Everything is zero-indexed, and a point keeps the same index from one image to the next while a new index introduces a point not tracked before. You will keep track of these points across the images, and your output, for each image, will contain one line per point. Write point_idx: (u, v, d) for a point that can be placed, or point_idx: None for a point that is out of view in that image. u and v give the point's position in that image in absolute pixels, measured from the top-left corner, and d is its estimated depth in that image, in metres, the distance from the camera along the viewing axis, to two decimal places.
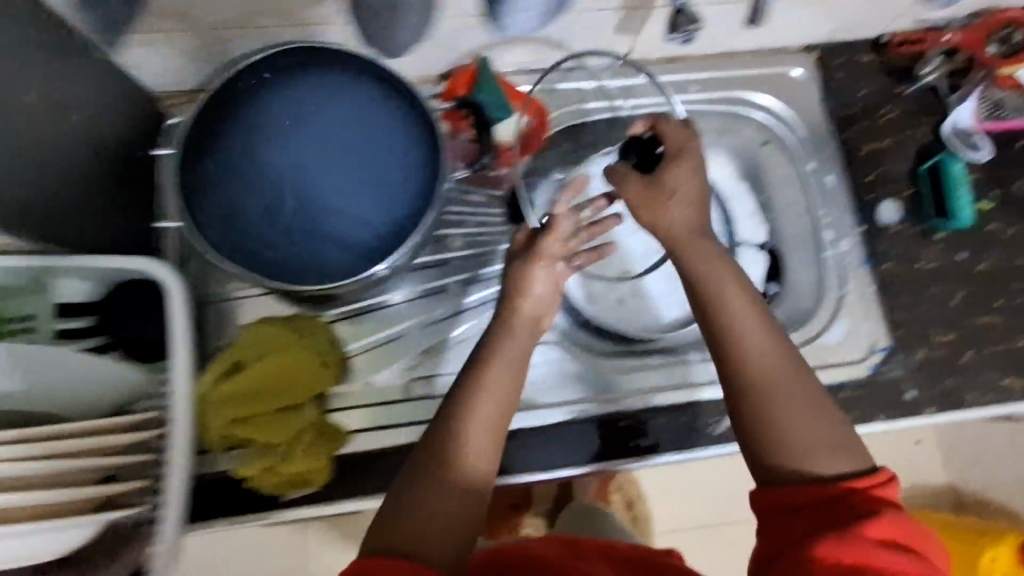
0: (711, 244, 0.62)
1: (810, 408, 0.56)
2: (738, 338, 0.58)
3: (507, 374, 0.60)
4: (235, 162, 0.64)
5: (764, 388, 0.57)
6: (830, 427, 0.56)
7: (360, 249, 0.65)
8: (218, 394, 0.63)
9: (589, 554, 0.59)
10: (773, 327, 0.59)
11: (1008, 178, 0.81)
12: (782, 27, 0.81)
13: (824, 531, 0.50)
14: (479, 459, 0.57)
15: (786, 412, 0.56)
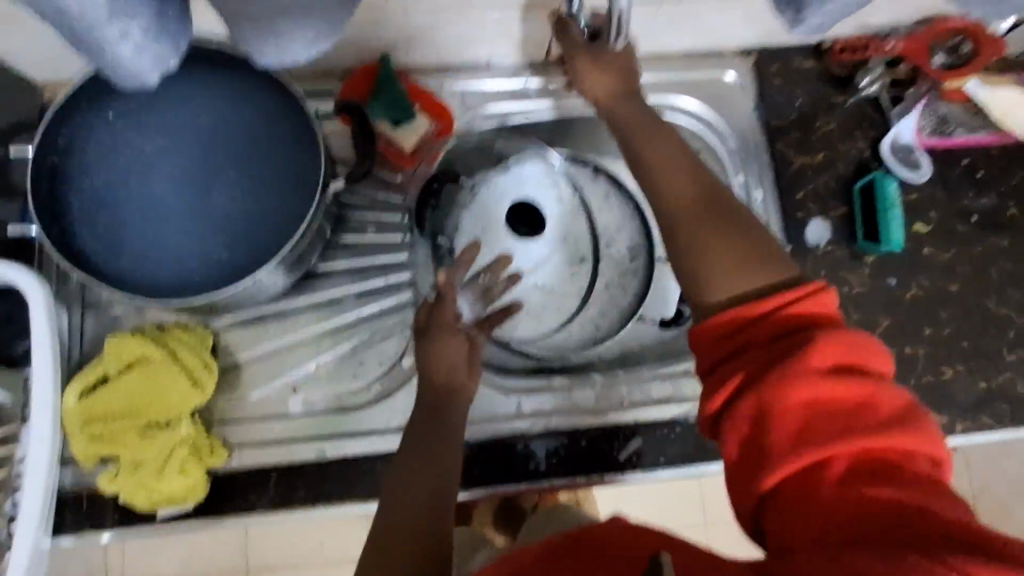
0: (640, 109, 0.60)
1: (739, 232, 0.50)
2: (657, 167, 0.55)
3: (437, 429, 0.59)
4: (105, 168, 0.62)
5: (680, 217, 0.52)
6: (759, 253, 0.49)
7: (228, 261, 0.62)
8: (84, 410, 0.62)
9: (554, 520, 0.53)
10: (696, 160, 0.56)
11: (944, 200, 0.79)
12: (713, 31, 0.76)
13: (763, 373, 0.42)
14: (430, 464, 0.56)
15: (708, 236, 0.50)
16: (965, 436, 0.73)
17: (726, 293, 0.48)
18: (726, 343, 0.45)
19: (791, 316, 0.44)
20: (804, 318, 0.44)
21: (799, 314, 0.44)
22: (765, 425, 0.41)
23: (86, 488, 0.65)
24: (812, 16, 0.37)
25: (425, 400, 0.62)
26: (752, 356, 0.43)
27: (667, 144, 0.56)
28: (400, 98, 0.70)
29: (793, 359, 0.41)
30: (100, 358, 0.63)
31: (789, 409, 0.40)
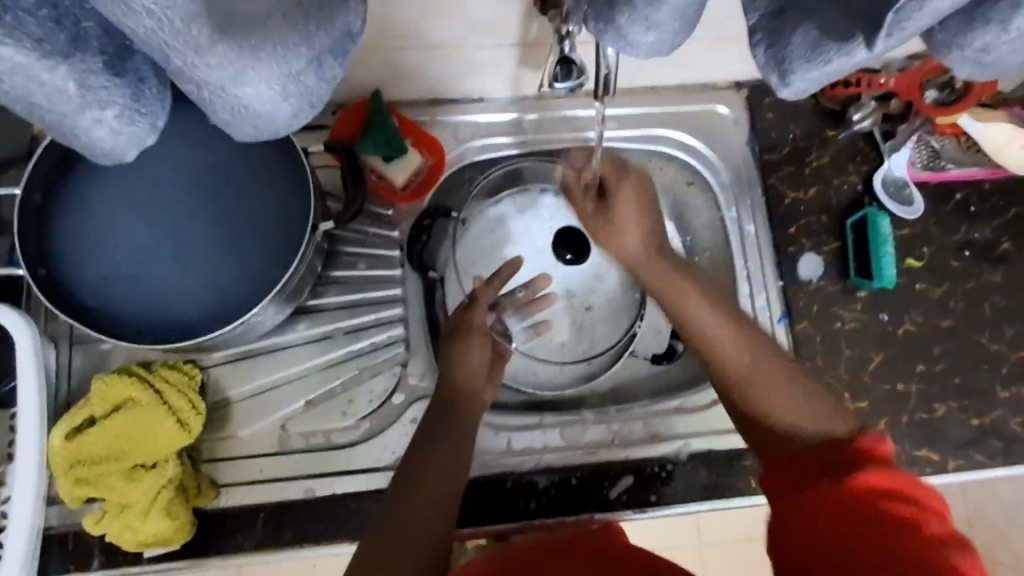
0: (662, 249, 0.65)
1: (790, 386, 0.56)
2: (692, 323, 0.60)
3: (453, 439, 0.62)
4: (94, 209, 0.62)
5: (728, 379, 0.58)
6: (810, 400, 0.55)
7: (215, 304, 0.62)
8: (70, 452, 0.62)
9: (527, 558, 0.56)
10: (717, 298, 0.60)
11: (938, 235, 0.78)
12: (705, 66, 0.76)
13: (818, 502, 0.47)
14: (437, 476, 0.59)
15: (763, 399, 0.56)
16: (957, 475, 0.73)
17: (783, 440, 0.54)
18: (781, 470, 0.51)
19: (842, 453, 0.50)
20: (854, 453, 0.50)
21: (847, 451, 0.50)
22: (813, 548, 0.46)
23: (72, 528, 0.65)
24: (799, 80, 0.36)
25: (445, 403, 0.65)
26: (806, 487, 0.49)
27: (704, 290, 0.61)
28: (392, 136, 0.69)
29: (836, 488, 0.47)
30: (87, 399, 0.63)
31: (834, 531, 0.46)
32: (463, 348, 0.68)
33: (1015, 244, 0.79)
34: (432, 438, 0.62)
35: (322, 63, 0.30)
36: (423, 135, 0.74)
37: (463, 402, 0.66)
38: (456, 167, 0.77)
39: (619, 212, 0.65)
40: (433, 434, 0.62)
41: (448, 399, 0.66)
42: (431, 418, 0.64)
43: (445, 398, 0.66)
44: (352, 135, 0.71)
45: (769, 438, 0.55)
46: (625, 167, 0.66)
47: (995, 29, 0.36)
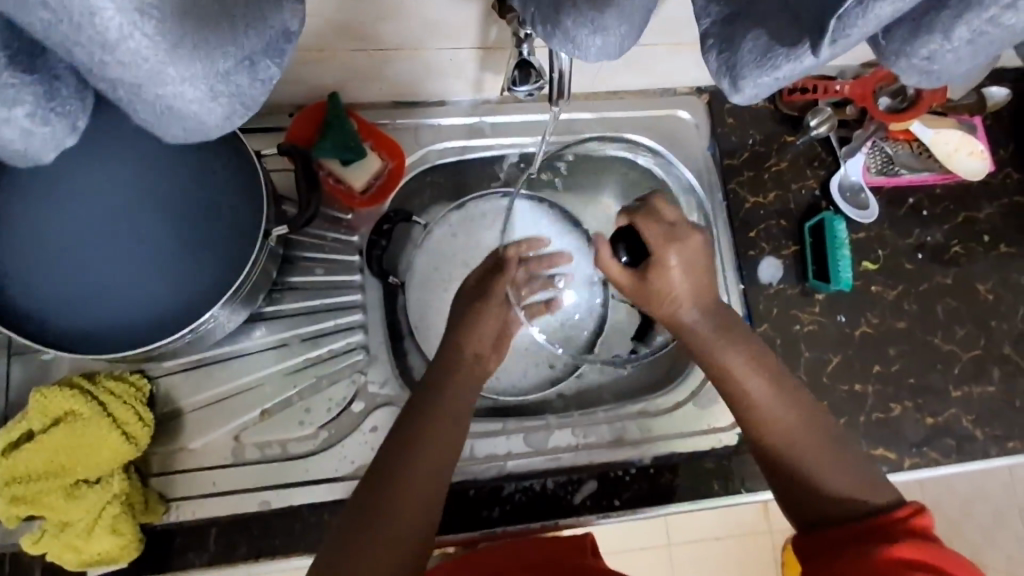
0: (725, 315, 0.61)
1: (833, 460, 0.55)
2: (751, 407, 0.57)
3: (448, 418, 0.58)
4: (26, 213, 0.58)
5: (793, 469, 0.55)
6: (857, 469, 0.55)
7: (162, 314, 0.59)
8: (3, 471, 0.58)
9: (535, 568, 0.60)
10: (772, 373, 0.58)
11: (892, 238, 0.80)
12: (666, 72, 0.76)
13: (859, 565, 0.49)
14: (427, 465, 0.55)
15: (800, 470, 0.55)
16: (912, 473, 0.74)
17: (826, 507, 0.54)
18: (817, 543, 0.52)
19: (878, 527, 0.51)
20: (890, 526, 0.51)
21: (884, 526, 0.51)
22: None
23: (10, 548, 0.61)
24: (750, 86, 0.36)
25: (442, 375, 0.61)
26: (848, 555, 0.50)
27: (751, 352, 0.59)
28: (350, 138, 0.67)
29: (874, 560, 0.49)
30: (22, 414, 0.60)
31: None
32: (472, 325, 0.65)
33: (965, 247, 0.81)
34: (423, 418, 0.58)
35: (254, 65, 0.30)
36: (382, 138, 0.72)
37: (463, 375, 0.62)
38: (417, 170, 0.76)
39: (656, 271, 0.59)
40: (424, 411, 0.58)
41: (446, 368, 0.62)
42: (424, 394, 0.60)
43: (441, 371, 0.62)
44: (309, 138, 0.69)
45: (812, 511, 0.54)
46: (669, 220, 0.62)
47: (937, 38, 0.36)
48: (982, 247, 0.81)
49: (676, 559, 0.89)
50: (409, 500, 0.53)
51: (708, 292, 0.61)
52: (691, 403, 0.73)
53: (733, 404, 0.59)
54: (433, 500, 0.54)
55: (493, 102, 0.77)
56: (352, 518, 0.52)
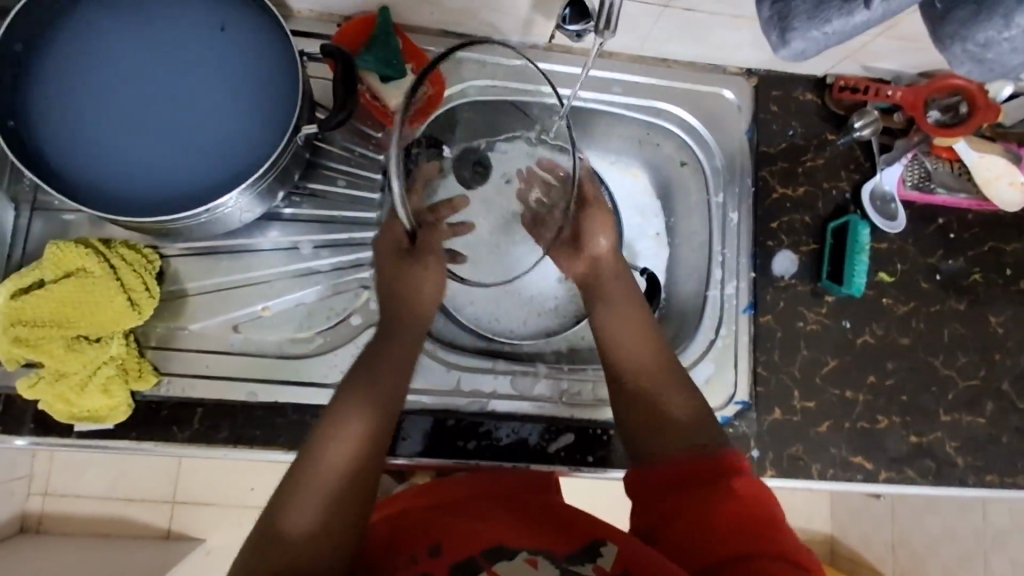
0: (625, 277, 0.71)
1: (677, 410, 0.61)
2: (619, 355, 0.65)
3: (394, 374, 0.60)
4: (77, 77, 0.61)
5: (641, 412, 0.62)
6: (693, 414, 0.61)
7: (183, 191, 0.60)
8: (13, 312, 0.61)
9: (472, 507, 0.59)
10: (653, 338, 0.66)
11: (914, 254, 0.79)
12: (719, 46, 0.75)
13: (692, 502, 0.54)
14: (384, 394, 0.58)
15: (646, 411, 0.62)
16: (886, 486, 0.74)
17: (649, 439, 0.60)
18: (653, 484, 0.58)
19: (709, 466, 0.56)
20: (720, 465, 0.56)
21: (712, 466, 0.56)
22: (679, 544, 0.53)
23: (5, 390, 0.63)
24: (798, 41, 0.37)
25: (392, 330, 0.64)
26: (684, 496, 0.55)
27: (631, 313, 0.68)
28: (392, 53, 0.67)
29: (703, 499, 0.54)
30: (37, 263, 0.63)
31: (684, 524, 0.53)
32: (418, 284, 0.66)
33: (984, 277, 0.80)
34: (371, 371, 0.60)
35: None
36: (427, 61, 0.72)
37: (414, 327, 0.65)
38: (455, 103, 0.76)
39: (588, 225, 0.73)
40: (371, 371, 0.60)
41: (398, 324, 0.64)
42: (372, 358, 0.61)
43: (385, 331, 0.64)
44: (352, 48, 0.69)
45: (642, 442, 0.61)
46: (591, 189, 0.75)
47: (996, 24, 0.36)
48: (1002, 279, 0.80)
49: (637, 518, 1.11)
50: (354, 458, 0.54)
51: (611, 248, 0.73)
52: None
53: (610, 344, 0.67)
54: (393, 414, 0.58)
55: (540, 49, 0.77)
56: (335, 413, 0.56)
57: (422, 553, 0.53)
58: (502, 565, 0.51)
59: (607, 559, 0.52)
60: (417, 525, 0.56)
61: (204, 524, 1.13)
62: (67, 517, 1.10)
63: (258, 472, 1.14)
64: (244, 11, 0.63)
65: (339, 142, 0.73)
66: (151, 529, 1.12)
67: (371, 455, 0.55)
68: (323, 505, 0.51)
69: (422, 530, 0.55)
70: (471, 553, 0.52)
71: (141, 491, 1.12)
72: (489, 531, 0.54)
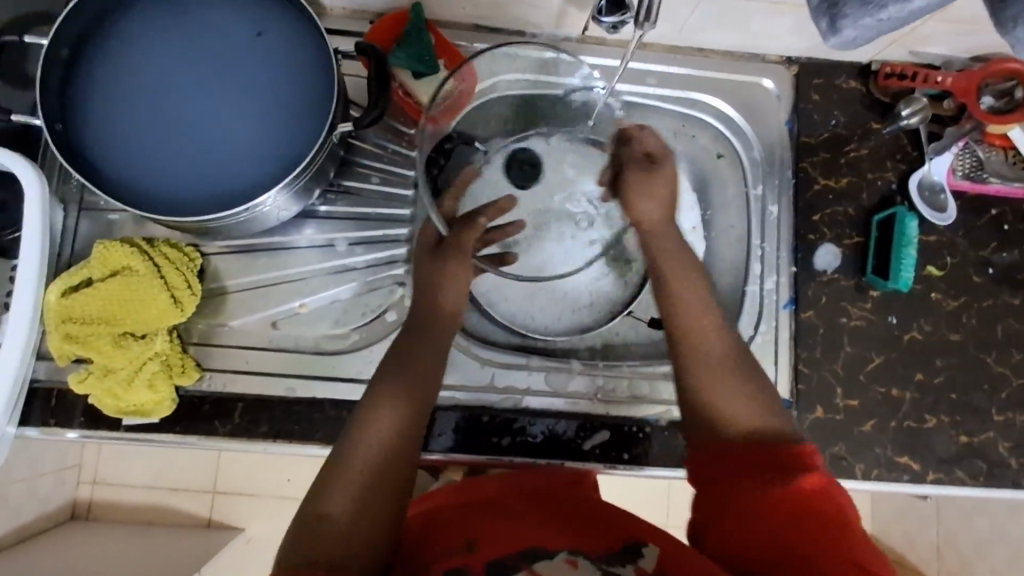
0: (679, 245, 0.67)
1: (742, 399, 0.56)
2: (685, 335, 0.61)
3: (419, 370, 0.60)
4: (121, 81, 0.62)
5: (705, 398, 0.57)
6: (759, 405, 0.56)
7: (223, 191, 0.61)
8: (64, 309, 0.63)
9: (514, 506, 0.59)
10: (717, 319, 0.62)
11: (965, 247, 0.76)
12: (758, 34, 0.73)
13: (752, 488, 0.50)
14: (409, 392, 0.58)
15: (714, 395, 0.57)
16: (934, 488, 0.71)
17: (711, 430, 0.55)
18: (710, 470, 0.54)
19: (775, 454, 0.52)
20: (785, 455, 0.52)
21: (775, 454, 0.52)
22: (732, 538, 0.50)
23: (57, 384, 0.66)
24: (849, 29, 0.35)
25: (421, 330, 0.64)
26: (745, 484, 0.51)
27: (692, 292, 0.64)
28: (425, 49, 0.66)
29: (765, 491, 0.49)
30: (85, 262, 0.65)
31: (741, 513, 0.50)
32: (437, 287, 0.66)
33: None
34: (400, 370, 0.60)
35: None
36: (459, 56, 0.72)
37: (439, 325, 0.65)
38: (486, 97, 0.75)
39: (637, 191, 0.70)
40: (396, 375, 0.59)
41: (425, 322, 0.64)
42: (396, 358, 0.61)
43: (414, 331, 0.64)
44: (385, 44, 0.69)
45: (706, 429, 0.56)
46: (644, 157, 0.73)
47: None
48: None
49: (671, 513, 1.12)
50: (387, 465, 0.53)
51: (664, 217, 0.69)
52: None
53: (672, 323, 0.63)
54: (422, 410, 0.58)
55: (573, 42, 0.76)
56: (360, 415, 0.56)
57: (458, 548, 0.52)
58: (540, 565, 0.49)
59: (648, 560, 0.50)
60: (456, 522, 0.56)
61: (243, 514, 1.16)
62: (114, 505, 1.13)
63: (294, 464, 1.16)
64: (279, 12, 0.64)
65: (374, 139, 0.73)
66: (193, 518, 1.15)
67: (398, 458, 0.54)
68: (353, 505, 0.50)
69: (458, 529, 0.55)
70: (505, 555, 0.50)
71: (184, 481, 1.15)
72: (528, 534, 0.53)
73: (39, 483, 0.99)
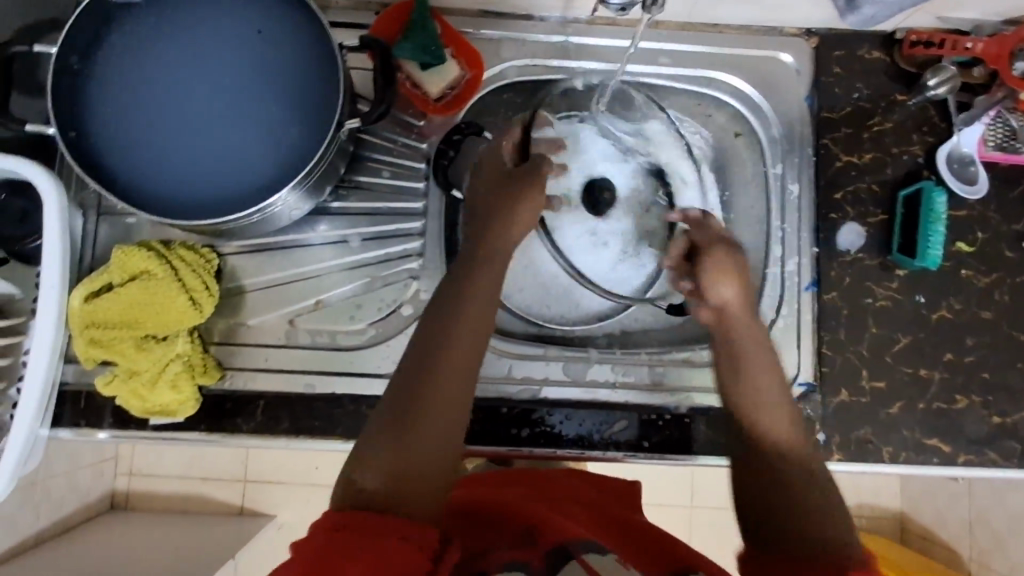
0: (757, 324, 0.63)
1: (813, 494, 0.51)
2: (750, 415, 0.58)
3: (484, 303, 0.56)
4: (129, 85, 0.62)
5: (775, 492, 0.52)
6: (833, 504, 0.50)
7: (234, 192, 0.62)
8: (88, 315, 0.64)
9: (569, 509, 0.58)
10: (785, 401, 0.59)
11: (997, 221, 0.73)
12: (775, 7, 0.70)
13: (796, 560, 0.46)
14: (471, 325, 0.55)
15: (777, 486, 0.52)
16: (965, 470, 0.70)
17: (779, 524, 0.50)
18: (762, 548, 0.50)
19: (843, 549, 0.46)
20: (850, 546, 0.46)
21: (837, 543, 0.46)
22: None
23: (85, 387, 0.67)
24: None
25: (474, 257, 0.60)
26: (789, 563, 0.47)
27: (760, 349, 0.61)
28: (430, 40, 0.65)
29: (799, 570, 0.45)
30: (106, 267, 0.66)
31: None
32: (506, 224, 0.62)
33: None
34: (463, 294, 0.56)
35: None
36: (465, 42, 0.71)
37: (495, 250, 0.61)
38: (492, 85, 0.74)
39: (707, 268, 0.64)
40: (448, 322, 0.54)
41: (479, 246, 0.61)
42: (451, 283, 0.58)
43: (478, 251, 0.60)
44: (390, 36, 0.68)
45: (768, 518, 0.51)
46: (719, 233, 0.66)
47: None
48: None
49: (695, 494, 1.13)
50: (444, 418, 0.49)
51: (743, 299, 0.63)
52: None
53: (736, 393, 0.60)
54: (482, 340, 0.55)
55: (584, 23, 0.74)
56: (423, 349, 0.53)
57: (523, 539, 0.51)
58: (594, 558, 0.49)
59: None
60: (516, 514, 0.55)
61: (273, 502, 1.18)
62: (151, 494, 1.17)
63: (322, 453, 1.18)
64: (283, 8, 0.63)
65: (383, 133, 0.73)
66: (226, 506, 1.18)
67: (459, 385, 0.51)
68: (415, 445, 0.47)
69: (525, 515, 0.55)
70: (568, 539, 0.51)
71: (215, 471, 1.18)
72: (577, 530, 0.53)
73: (79, 476, 1.02)
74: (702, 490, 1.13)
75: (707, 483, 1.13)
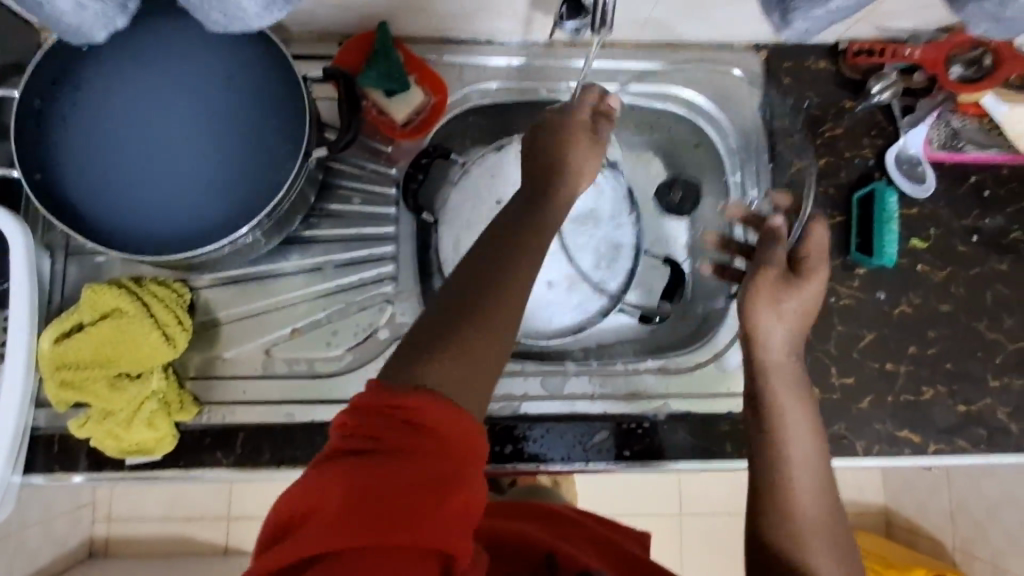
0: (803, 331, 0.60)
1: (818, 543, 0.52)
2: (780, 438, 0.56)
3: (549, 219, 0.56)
4: (92, 125, 0.63)
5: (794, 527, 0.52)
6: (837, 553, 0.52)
7: (204, 225, 0.62)
8: (58, 357, 0.63)
9: (575, 537, 0.58)
10: (817, 429, 0.57)
11: (948, 217, 0.76)
12: (725, 23, 0.73)
13: None
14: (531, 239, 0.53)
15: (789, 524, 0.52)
16: (936, 459, 0.72)
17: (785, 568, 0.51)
18: None
19: None
20: None
21: None
22: None
23: (58, 431, 0.66)
24: None
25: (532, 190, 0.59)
26: None
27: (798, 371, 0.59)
28: (394, 68, 0.66)
29: None
30: (76, 308, 0.65)
31: None
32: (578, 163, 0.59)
33: None
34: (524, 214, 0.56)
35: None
36: (429, 69, 0.72)
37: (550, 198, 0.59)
38: (458, 109, 0.76)
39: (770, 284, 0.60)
40: (509, 231, 0.53)
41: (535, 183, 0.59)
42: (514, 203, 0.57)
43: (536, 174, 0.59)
44: (354, 65, 0.70)
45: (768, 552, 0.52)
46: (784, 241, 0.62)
47: None
48: None
49: (683, 501, 1.13)
50: (505, 319, 0.47)
51: (802, 306, 0.60)
52: (713, 364, 0.74)
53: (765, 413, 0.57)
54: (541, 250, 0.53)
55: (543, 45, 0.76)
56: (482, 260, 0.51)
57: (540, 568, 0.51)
58: None
59: None
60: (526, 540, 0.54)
61: None
62: (132, 539, 1.14)
63: None
64: (246, 42, 0.64)
65: (351, 160, 0.74)
66: (210, 546, 1.15)
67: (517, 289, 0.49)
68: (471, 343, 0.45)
69: (534, 542, 0.54)
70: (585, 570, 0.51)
71: (197, 511, 1.16)
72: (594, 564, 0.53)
73: (54, 524, 0.99)
74: (690, 498, 1.13)
75: (695, 490, 1.14)
